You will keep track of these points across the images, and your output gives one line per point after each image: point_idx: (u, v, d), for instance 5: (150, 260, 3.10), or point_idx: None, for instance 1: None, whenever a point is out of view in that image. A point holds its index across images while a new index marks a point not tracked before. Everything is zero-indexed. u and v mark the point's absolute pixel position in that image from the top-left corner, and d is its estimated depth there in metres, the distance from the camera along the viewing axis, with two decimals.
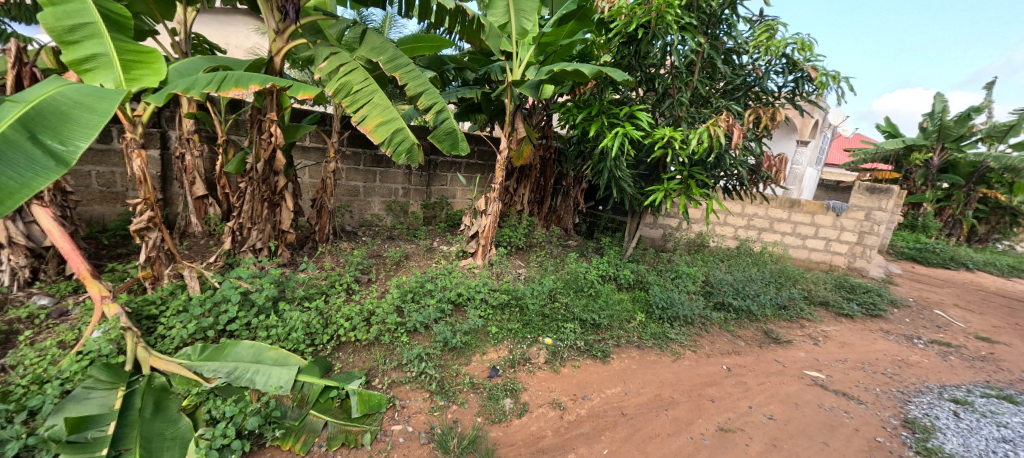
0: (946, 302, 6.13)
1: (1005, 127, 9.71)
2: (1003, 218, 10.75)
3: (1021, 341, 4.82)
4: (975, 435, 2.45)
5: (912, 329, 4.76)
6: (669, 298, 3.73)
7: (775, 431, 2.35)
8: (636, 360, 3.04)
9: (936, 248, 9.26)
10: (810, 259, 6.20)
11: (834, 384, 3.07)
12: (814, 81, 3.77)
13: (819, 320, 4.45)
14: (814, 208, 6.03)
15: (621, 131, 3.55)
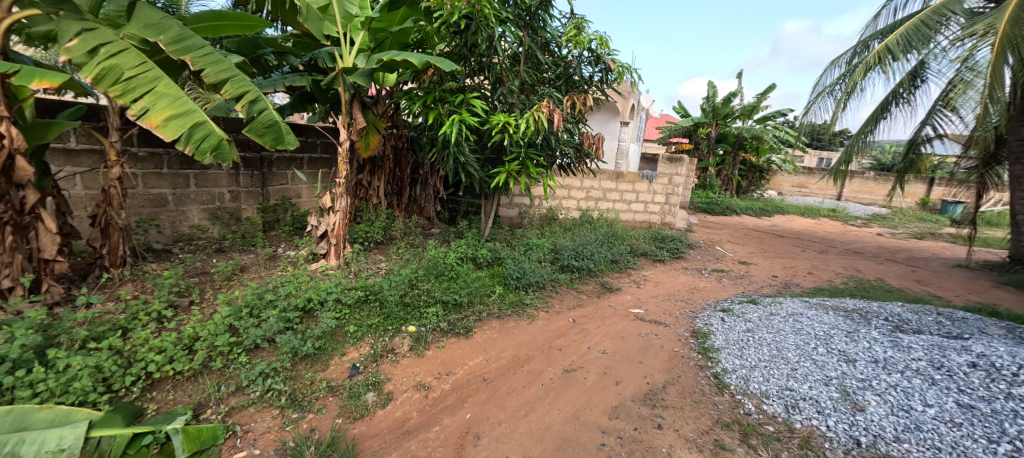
0: (724, 240, 8.12)
1: (750, 107, 13.10)
2: (754, 174, 14.61)
3: (764, 261, 6.73)
4: (731, 331, 3.37)
5: (702, 264, 6.20)
6: (522, 268, 4.11)
7: (606, 362, 2.87)
8: (496, 329, 3.30)
9: (717, 201, 12.12)
10: (635, 219, 7.49)
11: (649, 315, 3.85)
12: (614, 72, 4.52)
13: (640, 268, 5.46)
14: (633, 178, 7.25)
15: (457, 118, 3.73)
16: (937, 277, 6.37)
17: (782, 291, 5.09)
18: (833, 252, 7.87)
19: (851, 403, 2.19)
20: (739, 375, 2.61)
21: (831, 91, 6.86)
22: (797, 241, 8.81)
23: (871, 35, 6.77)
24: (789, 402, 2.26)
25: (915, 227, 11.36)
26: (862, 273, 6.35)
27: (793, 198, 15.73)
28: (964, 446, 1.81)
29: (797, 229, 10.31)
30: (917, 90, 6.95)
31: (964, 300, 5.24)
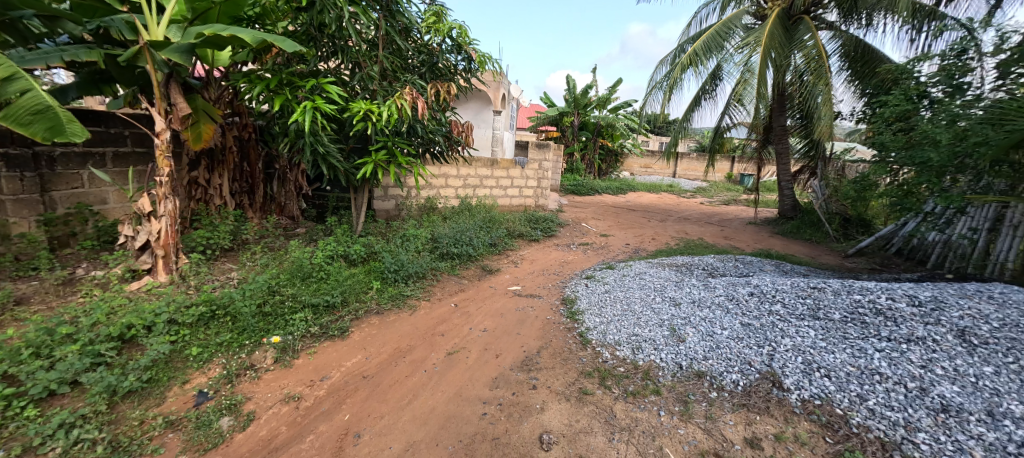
0: (589, 217, 9.10)
1: (604, 98, 14.77)
2: (611, 157, 16.55)
3: (620, 232, 7.77)
4: (592, 294, 3.86)
5: (571, 239, 6.87)
6: (399, 260, 4.01)
7: (486, 339, 3.02)
8: (375, 325, 3.18)
9: (582, 183, 13.45)
10: (512, 204, 7.86)
11: (526, 290, 4.15)
12: (476, 61, 4.64)
13: (517, 248, 5.80)
14: (507, 164, 7.56)
15: (309, 105, 3.40)
16: (737, 233, 8.21)
17: (633, 256, 5.98)
18: (670, 220, 9.49)
19: (677, 337, 2.72)
20: (598, 330, 3.02)
21: (661, 85, 8.12)
22: (644, 213, 10.35)
23: (685, 40, 8.21)
24: (634, 345, 2.71)
25: (725, 196, 14.33)
26: (689, 235, 7.80)
27: (641, 178, 18.37)
28: (744, 353, 2.41)
29: (644, 203, 12.11)
30: (717, 86, 8.70)
31: (753, 248, 6.87)
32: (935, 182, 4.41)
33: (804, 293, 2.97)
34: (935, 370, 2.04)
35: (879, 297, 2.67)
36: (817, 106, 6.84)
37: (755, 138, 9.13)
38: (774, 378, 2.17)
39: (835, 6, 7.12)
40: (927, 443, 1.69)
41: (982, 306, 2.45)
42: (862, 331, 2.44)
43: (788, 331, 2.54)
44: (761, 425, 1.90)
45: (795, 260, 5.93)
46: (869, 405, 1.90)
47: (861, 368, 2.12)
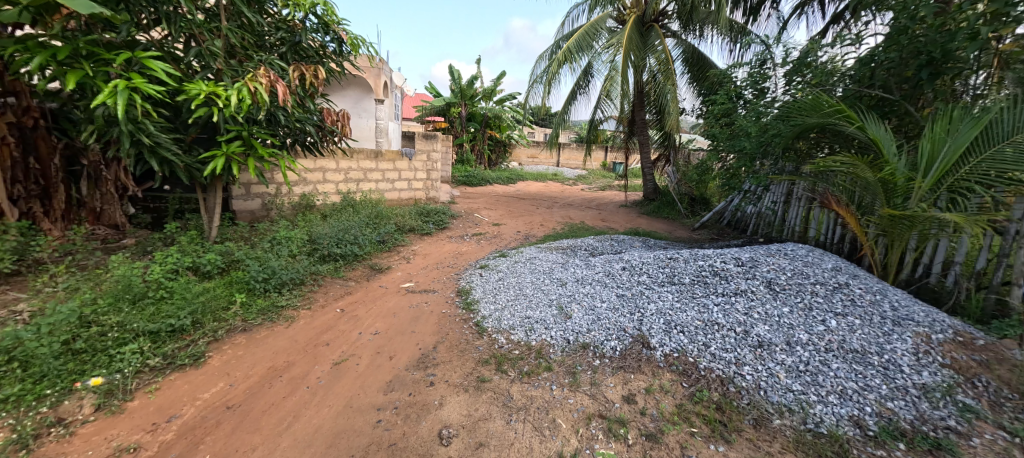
0: (481, 208, 9.21)
1: (489, 90, 14.99)
2: (500, 148, 16.92)
3: (511, 220, 8.04)
4: (487, 283, 3.93)
5: (464, 230, 6.87)
6: (270, 267, 3.53)
7: (378, 342, 2.86)
8: (242, 344, 2.76)
9: (473, 174, 13.54)
10: (401, 198, 7.52)
11: (419, 286, 4.02)
12: (348, 44, 4.27)
13: (409, 243, 5.59)
14: (392, 156, 7.17)
15: (124, 84, 2.73)
16: (612, 215, 9.15)
17: (523, 243, 6.24)
18: (556, 207, 10.14)
19: (564, 315, 2.93)
20: (493, 317, 3.08)
21: (540, 79, 8.54)
22: (533, 201, 10.87)
23: (560, 37, 8.75)
24: (527, 327, 2.84)
25: (601, 183, 15.85)
26: (572, 219, 8.45)
27: (529, 167, 19.24)
28: (619, 321, 2.70)
29: (532, 191, 12.70)
30: (589, 81, 9.49)
31: (625, 227, 7.75)
32: (750, 166, 5.50)
33: (663, 263, 3.46)
34: (754, 315, 2.56)
35: (715, 261, 3.25)
36: (667, 102, 7.96)
37: (622, 130, 10.26)
38: (643, 339, 2.48)
39: (676, 17, 8.31)
40: (751, 373, 2.11)
41: (781, 261, 3.15)
42: (705, 290, 2.93)
43: (652, 298, 2.93)
44: (634, 382, 2.16)
45: (658, 235, 6.86)
46: (712, 350, 2.30)
47: (705, 322, 2.55)
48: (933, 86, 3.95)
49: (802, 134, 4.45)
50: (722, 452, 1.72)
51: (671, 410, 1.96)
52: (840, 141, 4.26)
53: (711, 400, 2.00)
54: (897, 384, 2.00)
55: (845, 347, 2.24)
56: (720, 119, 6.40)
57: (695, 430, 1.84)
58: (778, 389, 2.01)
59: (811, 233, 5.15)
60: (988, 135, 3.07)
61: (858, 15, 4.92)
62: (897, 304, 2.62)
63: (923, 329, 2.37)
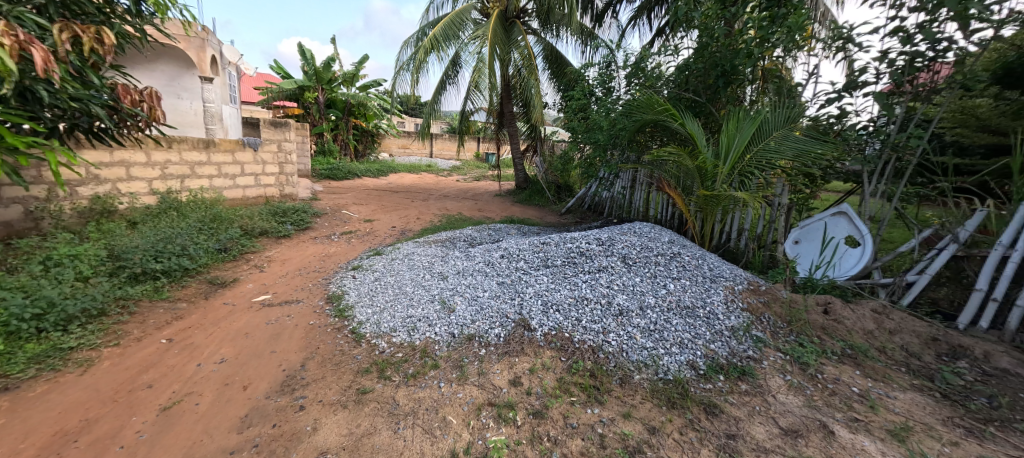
0: (349, 203, 8.46)
1: (350, 74, 13.75)
2: (367, 138, 15.77)
3: (385, 215, 7.58)
4: (361, 285, 3.62)
5: (331, 229, 6.21)
6: (46, 297, 2.63)
7: (226, 371, 2.39)
8: (4, 410, 2.00)
9: (338, 166, 12.35)
10: (247, 196, 6.41)
11: (278, 298, 3.49)
12: (150, 3, 3.38)
13: (262, 249, 4.80)
14: (230, 146, 6.01)
15: None
16: (488, 205, 9.35)
17: (399, 238, 5.94)
18: (432, 199, 9.92)
19: (447, 309, 2.87)
20: (371, 322, 2.85)
21: (407, 66, 8.15)
22: (407, 194, 10.42)
23: (425, 24, 8.45)
24: (410, 327, 2.71)
25: (476, 173, 16.10)
26: (449, 211, 8.37)
27: (400, 159, 18.39)
28: (501, 308, 2.76)
29: (406, 184, 12.18)
30: (458, 72, 9.44)
31: (501, 216, 8.01)
32: (604, 156, 6.21)
33: (537, 248, 3.67)
34: (614, 287, 2.89)
35: (581, 242, 3.58)
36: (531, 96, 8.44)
37: (493, 121, 10.55)
38: (524, 322, 2.58)
39: (535, 16, 8.80)
40: (616, 339, 2.38)
41: (631, 238, 3.63)
42: (575, 269, 3.20)
43: (530, 282, 3.08)
44: (518, 364, 2.24)
45: (531, 222, 7.26)
46: (584, 324, 2.52)
47: (576, 298, 2.79)
48: (726, 92, 5.00)
49: (641, 129, 5.19)
50: (597, 414, 1.86)
51: (553, 384, 2.07)
52: (668, 135, 5.09)
53: (586, 369, 2.19)
54: (717, 329, 2.49)
55: (681, 305, 2.70)
56: (577, 114, 7.06)
57: (574, 398, 1.97)
58: (637, 349, 2.31)
59: (652, 213, 6.09)
60: (761, 131, 4.03)
61: (676, 30, 5.90)
62: (713, 265, 3.27)
63: (730, 283, 3.00)
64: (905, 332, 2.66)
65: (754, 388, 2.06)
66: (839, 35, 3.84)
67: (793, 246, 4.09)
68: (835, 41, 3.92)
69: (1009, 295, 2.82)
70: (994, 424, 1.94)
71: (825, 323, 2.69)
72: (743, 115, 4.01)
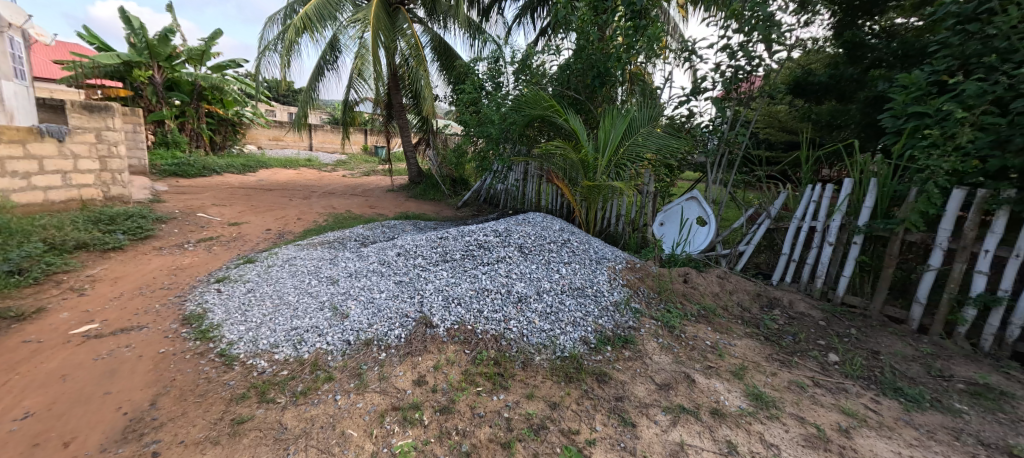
0: (206, 204, 7.20)
1: (198, 52, 11.62)
2: (226, 127, 13.56)
3: (254, 217, 6.64)
4: (231, 299, 3.13)
5: (182, 237, 5.22)
6: None
7: (37, 428, 1.86)
8: None
9: (187, 161, 10.39)
10: (53, 201, 5.02)
11: (111, 326, 2.83)
12: None
13: (80, 267, 3.83)
14: (20, 136, 4.63)
15: None
16: (380, 201, 8.85)
17: (277, 242, 5.28)
18: (314, 197, 9.01)
19: (340, 315, 2.66)
20: (246, 340, 2.49)
21: (274, 47, 7.22)
22: (283, 192, 9.28)
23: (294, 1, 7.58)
24: (296, 340, 2.44)
25: (364, 168, 15.09)
26: (335, 209, 7.70)
27: (272, 152, 16.27)
28: (401, 308, 2.66)
29: (280, 180, 10.83)
30: (337, 58, 8.70)
31: (394, 212, 7.65)
32: (496, 149, 6.36)
33: (435, 243, 3.60)
34: (512, 276, 3.00)
35: (479, 235, 3.62)
36: (421, 88, 8.20)
37: (381, 112, 9.98)
38: (425, 320, 2.52)
39: (421, 5, 8.54)
40: (516, 326, 2.48)
41: (526, 228, 3.80)
42: (473, 262, 3.23)
43: (429, 278, 3.02)
44: (422, 363, 2.18)
45: (427, 217, 7.09)
46: (485, 314, 2.56)
47: (477, 290, 2.82)
48: (602, 92, 5.52)
49: (529, 123, 5.43)
50: (503, 399, 1.90)
51: (458, 378, 2.07)
52: (555, 129, 5.45)
53: (490, 357, 2.23)
54: (603, 305, 2.77)
55: (572, 286, 2.92)
56: (468, 107, 7.09)
57: (479, 388, 1.99)
58: (536, 332, 2.44)
59: (543, 203, 6.46)
60: (630, 127, 4.56)
61: (557, 31, 6.28)
62: (598, 248, 3.61)
63: (612, 263, 3.35)
64: (741, 292, 3.28)
65: (635, 354, 2.33)
66: (686, 48, 4.51)
67: (659, 228, 4.69)
68: (683, 52, 4.59)
69: (804, 256, 3.69)
70: (799, 355, 2.52)
71: (685, 290, 3.18)
72: (616, 113, 4.49)
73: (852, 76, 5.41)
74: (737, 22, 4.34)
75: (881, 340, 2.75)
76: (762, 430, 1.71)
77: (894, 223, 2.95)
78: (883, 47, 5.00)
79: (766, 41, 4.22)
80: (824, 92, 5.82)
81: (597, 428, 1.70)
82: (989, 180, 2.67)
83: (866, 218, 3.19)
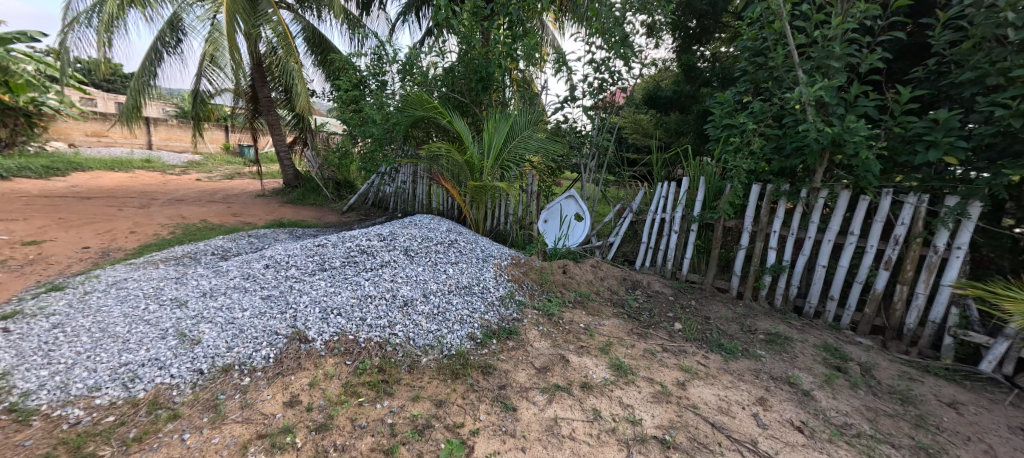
0: None
1: None
2: (16, 118, 10.48)
3: (65, 233, 5.28)
4: (25, 339, 2.45)
5: None
6: None
7: None
8: None
9: None
10: None
11: None
12: None
13: None
14: None
15: None
16: (246, 208, 7.77)
17: (100, 263, 4.28)
18: (154, 205, 7.50)
19: (189, 342, 2.28)
20: (51, 387, 1.98)
21: (85, 21, 5.79)
22: (109, 199, 7.53)
23: None
24: (128, 377, 2.03)
25: (225, 170, 13.06)
26: (186, 219, 6.53)
27: (92, 150, 13.05)
28: (269, 325, 2.39)
29: (106, 186, 8.77)
30: (181, 42, 7.38)
31: (265, 220, 6.79)
32: (381, 150, 6.10)
33: (311, 252, 3.33)
34: (398, 280, 2.94)
35: (362, 240, 3.45)
36: (292, 81, 7.43)
37: (243, 105, 8.76)
38: (300, 335, 2.31)
39: None
40: (402, 330, 2.43)
41: (413, 230, 3.75)
42: (356, 268, 3.07)
43: (303, 289, 2.78)
44: (295, 383, 2.01)
45: (306, 224, 6.47)
46: (369, 322, 2.46)
47: (359, 297, 2.69)
48: (486, 96, 5.70)
49: (414, 124, 5.35)
50: (386, 406, 1.86)
51: (337, 391, 1.95)
52: (441, 130, 5.46)
53: (373, 366, 2.15)
54: (489, 301, 2.89)
55: (459, 286, 2.99)
56: (348, 105, 6.65)
57: (361, 399, 1.91)
58: (423, 334, 2.43)
59: (434, 205, 6.41)
60: (512, 130, 4.81)
61: (440, 33, 6.29)
62: (485, 247, 3.74)
63: (498, 260, 3.51)
64: (610, 277, 3.71)
65: (518, 343, 2.49)
66: (560, 59, 4.93)
67: (543, 225, 4.99)
68: (557, 63, 5.01)
69: (658, 244, 4.33)
70: (653, 327, 2.96)
71: (563, 280, 3.48)
72: (498, 117, 4.70)
73: (689, 93, 6.50)
74: (600, 39, 4.89)
75: (712, 308, 3.39)
76: (621, 395, 1.98)
77: (716, 212, 3.66)
78: (709, 71, 6.12)
79: (624, 58, 4.84)
80: (671, 105, 6.89)
81: (481, 417, 1.78)
82: (774, 177, 3.49)
83: (699, 209, 3.90)
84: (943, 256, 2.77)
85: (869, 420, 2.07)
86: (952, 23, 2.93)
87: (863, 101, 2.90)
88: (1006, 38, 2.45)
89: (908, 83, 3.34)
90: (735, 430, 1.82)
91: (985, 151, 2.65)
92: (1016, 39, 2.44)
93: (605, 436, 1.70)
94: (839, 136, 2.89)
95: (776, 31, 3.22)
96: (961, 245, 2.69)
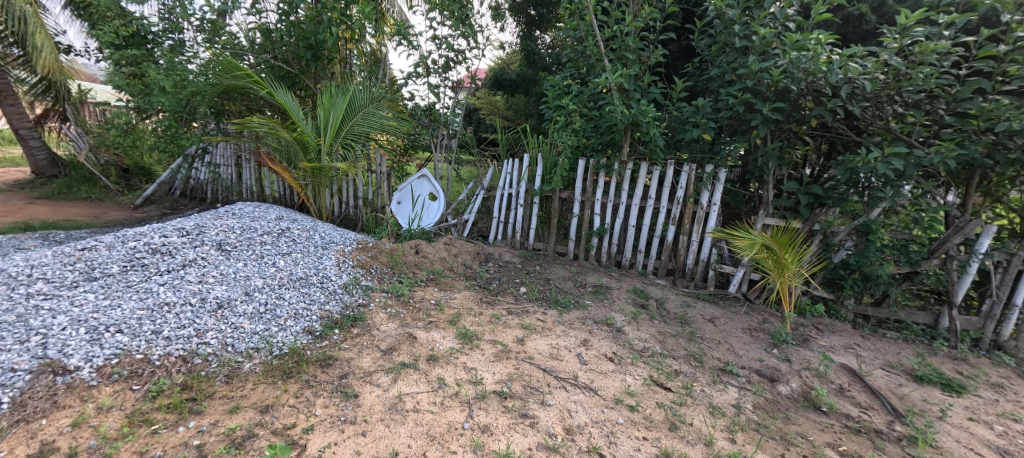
0: None
1: None
2: None
3: None
4: None
5: None
6: None
7: None
8: None
9: None
10: None
11: None
12: None
13: None
14: None
15: None
16: None
17: None
18: None
19: None
20: None
21: None
22: None
23: None
24: None
25: None
26: None
27: None
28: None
29: None
30: None
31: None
32: (181, 128, 4.94)
33: (71, 260, 2.54)
34: (208, 280, 2.48)
35: (155, 238, 2.79)
36: (24, 31, 5.46)
37: None
38: (54, 365, 1.76)
39: None
40: (215, 336, 2.08)
41: (229, 223, 3.21)
42: (144, 273, 2.47)
43: (59, 308, 2.10)
44: (48, 428, 1.52)
45: (71, 225, 4.89)
46: (166, 334, 2.02)
47: (151, 307, 2.18)
48: (320, 66, 5.11)
49: (226, 93, 4.51)
50: (193, 427, 1.58)
51: (118, 425, 1.56)
52: (265, 104, 4.71)
53: (174, 385, 1.79)
54: (330, 290, 2.68)
55: (293, 278, 2.70)
56: (124, 68, 5.15)
57: (156, 426, 1.57)
58: (244, 337, 2.12)
59: (267, 192, 5.57)
60: (353, 106, 4.45)
61: None
62: (324, 234, 3.45)
63: (341, 246, 3.28)
64: (463, 253, 3.81)
65: (363, 329, 2.38)
66: (401, 32, 4.68)
67: (395, 206, 4.70)
68: (399, 36, 4.76)
69: (507, 217, 4.61)
70: (501, 294, 3.19)
71: (415, 260, 3.44)
72: (334, 91, 4.27)
73: (531, 76, 6.93)
74: (442, 15, 4.80)
75: (552, 270, 3.80)
76: (466, 360, 2.10)
77: (552, 185, 4.06)
78: (547, 57, 6.61)
79: (468, 37, 4.87)
80: (515, 87, 7.27)
81: (316, 412, 1.67)
82: (595, 152, 4.03)
83: (539, 183, 4.27)
84: (706, 211, 3.64)
85: (660, 342, 2.64)
86: (706, 30, 3.75)
87: (652, 88, 3.55)
88: (735, 45, 3.26)
89: (683, 77, 4.20)
90: (561, 370, 2.11)
91: (727, 131, 3.52)
92: (740, 46, 3.26)
93: (449, 400, 1.77)
94: (636, 117, 3.49)
95: (588, 23, 3.64)
96: (716, 202, 3.57)
